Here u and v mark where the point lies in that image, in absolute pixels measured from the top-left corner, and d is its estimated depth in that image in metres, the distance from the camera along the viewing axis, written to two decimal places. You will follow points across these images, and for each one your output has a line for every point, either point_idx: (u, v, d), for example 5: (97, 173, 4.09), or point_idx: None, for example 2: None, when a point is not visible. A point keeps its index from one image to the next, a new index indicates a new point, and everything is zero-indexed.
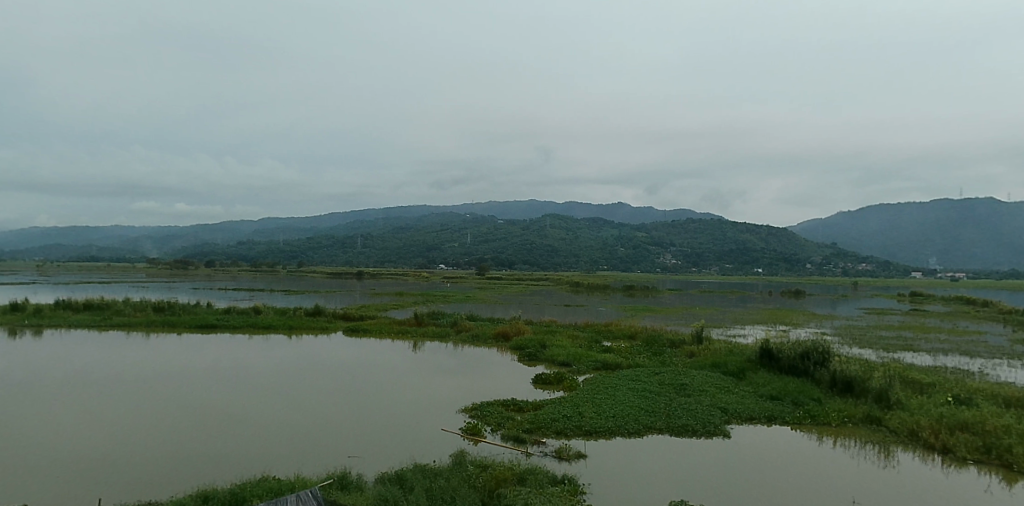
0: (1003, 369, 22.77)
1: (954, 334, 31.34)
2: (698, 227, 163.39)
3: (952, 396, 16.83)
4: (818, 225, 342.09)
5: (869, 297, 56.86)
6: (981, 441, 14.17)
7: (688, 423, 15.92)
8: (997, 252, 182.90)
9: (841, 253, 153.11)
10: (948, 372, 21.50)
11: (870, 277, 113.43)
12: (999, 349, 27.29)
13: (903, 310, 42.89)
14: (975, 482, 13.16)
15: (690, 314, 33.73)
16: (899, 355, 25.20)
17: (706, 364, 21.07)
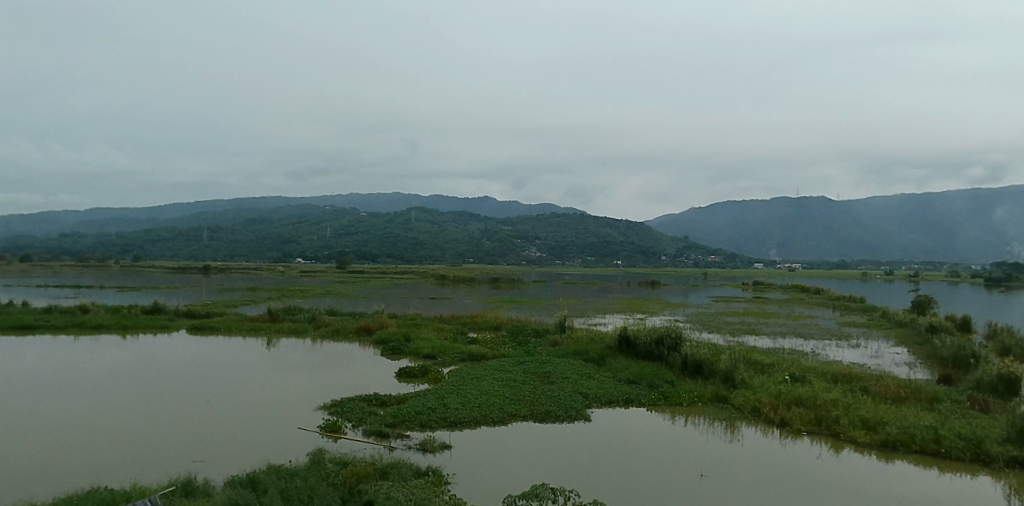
0: (831, 349, 25.60)
1: (790, 319, 34.67)
2: (566, 221, 169.35)
3: (789, 374, 18.59)
4: (674, 219, 365.85)
5: (716, 286, 61.71)
6: (812, 414, 15.44)
7: (551, 409, 16.49)
8: (824, 246, 204.65)
9: (694, 245, 164.95)
10: (786, 353, 23.87)
11: (717, 268, 123.37)
12: (827, 331, 30.56)
13: (747, 298, 46.95)
14: (806, 451, 14.27)
15: (553, 305, 34.86)
16: (743, 339, 27.63)
17: (570, 352, 21.93)
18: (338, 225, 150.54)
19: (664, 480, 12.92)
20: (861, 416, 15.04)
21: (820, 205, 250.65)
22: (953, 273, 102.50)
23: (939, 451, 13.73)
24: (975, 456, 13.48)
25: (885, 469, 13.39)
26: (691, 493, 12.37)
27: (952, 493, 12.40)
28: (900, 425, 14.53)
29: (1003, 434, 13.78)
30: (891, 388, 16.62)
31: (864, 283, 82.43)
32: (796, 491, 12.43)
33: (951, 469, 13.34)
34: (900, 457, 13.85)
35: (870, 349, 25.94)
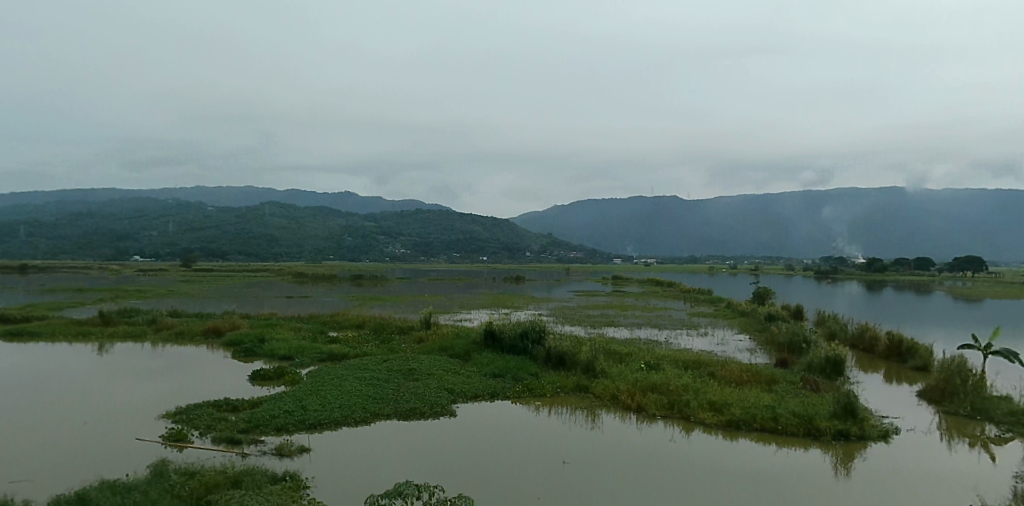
0: (682, 337, 27.63)
1: (646, 311, 36.87)
2: (432, 217, 169.02)
3: (644, 363, 19.76)
4: (538, 216, 376.18)
5: (577, 281, 64.47)
6: (666, 399, 15.72)
7: (416, 406, 16.39)
8: (676, 243, 219.36)
9: (557, 242, 170.86)
10: (643, 342, 25.42)
11: (578, 263, 128.78)
12: (677, 321, 32.88)
13: (606, 291, 49.45)
14: (661, 433, 14.22)
15: (417, 301, 34.72)
16: (603, 330, 29.09)
17: (434, 349, 21.93)
18: (184, 220, 140.01)
19: (521, 469, 12.28)
20: (708, 399, 15.39)
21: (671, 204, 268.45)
22: (782, 267, 114.10)
23: (776, 428, 13.84)
24: (807, 431, 13.62)
25: (730, 446, 13.36)
26: (544, 479, 11.76)
27: (787, 462, 12.24)
28: (744, 406, 14.82)
29: (830, 410, 14.13)
30: (734, 373, 17.77)
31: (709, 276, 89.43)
32: (643, 469, 11.99)
33: (786, 444, 13.37)
34: (743, 435, 13.91)
35: (716, 336, 28.28)
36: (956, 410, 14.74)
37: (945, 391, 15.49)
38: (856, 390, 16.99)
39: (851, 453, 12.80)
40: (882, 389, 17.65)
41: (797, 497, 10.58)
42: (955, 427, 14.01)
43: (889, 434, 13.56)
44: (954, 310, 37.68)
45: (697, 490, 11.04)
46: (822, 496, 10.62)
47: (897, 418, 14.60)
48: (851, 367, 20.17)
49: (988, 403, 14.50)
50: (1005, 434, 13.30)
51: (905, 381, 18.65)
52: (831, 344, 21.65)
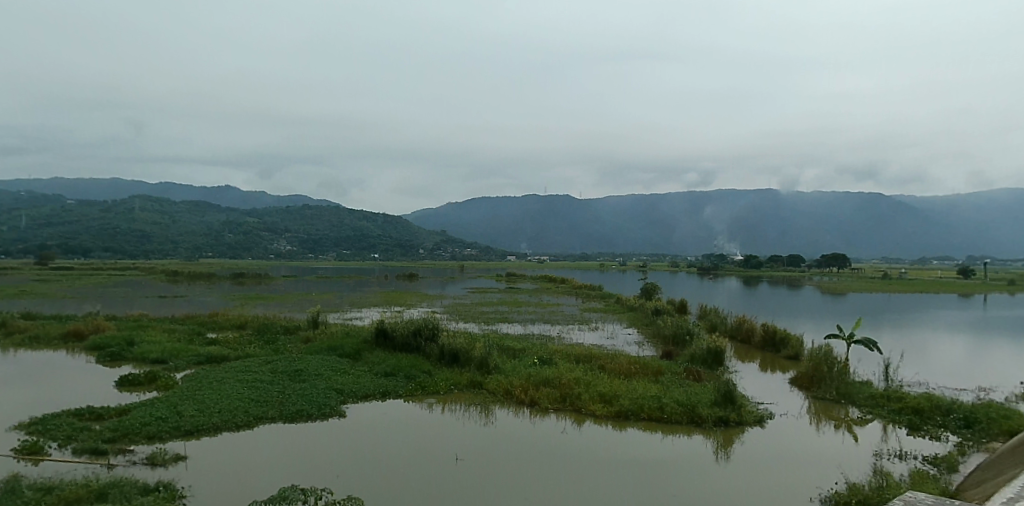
0: (574, 332, 28.27)
1: (538, 307, 37.43)
2: (321, 213, 163.51)
3: (538, 358, 20.00)
4: (432, 213, 373.45)
5: (471, 278, 64.52)
6: (559, 392, 16.01)
7: (303, 408, 15.68)
8: (567, 240, 224.96)
9: (450, 239, 170.38)
10: (536, 338, 25.80)
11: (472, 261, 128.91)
12: (570, 317, 33.60)
13: (500, 289, 49.69)
14: (554, 426, 14.44)
15: (305, 300, 33.37)
16: (497, 327, 29.23)
17: (322, 348, 21.09)
18: (38, 214, 127.01)
19: (415, 467, 12.05)
20: (599, 391, 15.82)
21: (563, 203, 275.13)
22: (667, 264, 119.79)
23: (662, 417, 14.44)
24: (691, 419, 14.30)
25: (619, 435, 13.77)
26: (437, 476, 11.57)
27: (672, 449, 12.73)
28: (633, 397, 15.34)
29: (712, 398, 14.96)
30: (623, 365, 18.36)
31: (600, 273, 92.30)
32: (536, 461, 12.07)
33: (671, 432, 13.94)
34: (631, 424, 14.40)
35: (606, 330, 29.17)
36: (824, 396, 16.02)
37: (814, 378, 16.79)
38: (734, 378, 18.06)
39: (730, 438, 13.51)
40: (758, 377, 18.88)
41: (682, 481, 11.02)
42: (821, 411, 15.17)
43: (764, 418, 14.53)
44: (818, 303, 40.98)
45: (589, 478, 11.24)
46: (706, 479, 11.09)
47: (771, 403, 15.67)
48: (731, 357, 21.43)
49: (849, 387, 15.85)
50: (865, 415, 14.55)
51: (779, 370, 20.03)
52: (712, 336, 22.94)
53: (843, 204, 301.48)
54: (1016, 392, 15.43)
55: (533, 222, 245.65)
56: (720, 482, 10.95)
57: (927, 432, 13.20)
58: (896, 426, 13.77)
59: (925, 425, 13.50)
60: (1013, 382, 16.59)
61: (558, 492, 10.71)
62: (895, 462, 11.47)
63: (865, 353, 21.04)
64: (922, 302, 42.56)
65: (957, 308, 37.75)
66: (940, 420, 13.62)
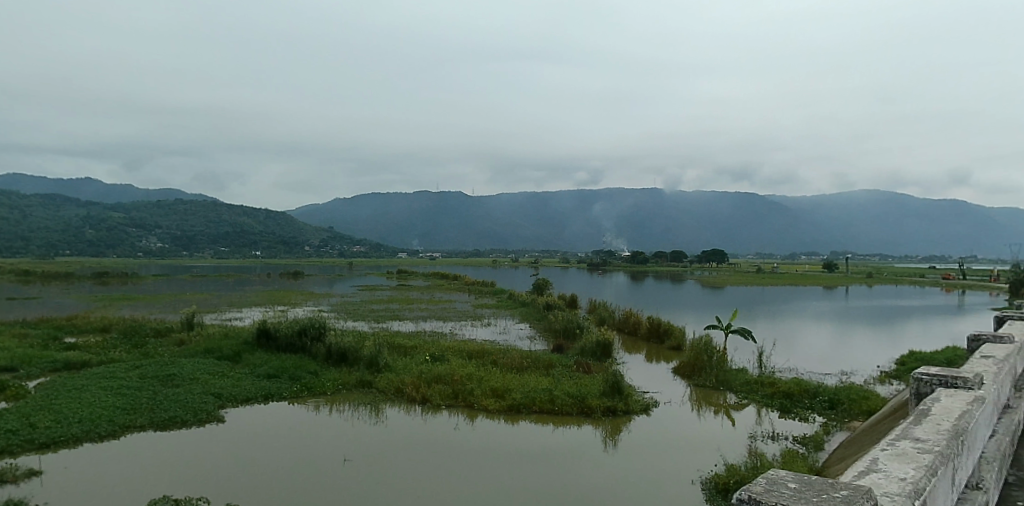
0: (466, 328, 28.29)
1: (430, 304, 37.14)
2: (196, 208, 153.69)
3: (429, 355, 19.80)
4: (318, 208, 361.04)
5: (359, 275, 62.95)
6: (451, 389, 15.94)
7: (177, 415, 14.63)
8: (459, 237, 225.13)
9: (338, 236, 165.71)
10: (428, 335, 25.58)
11: (360, 258, 125.99)
12: (462, 313, 33.61)
13: (390, 286, 48.87)
14: (446, 422, 14.36)
15: (178, 300, 31.22)
16: (388, 324, 28.70)
17: (198, 351, 19.77)
18: None
19: (301, 472, 11.48)
20: (491, 386, 15.91)
21: (455, 200, 274.90)
22: (557, 260, 122.77)
23: (553, 409, 14.76)
24: (581, 410, 14.70)
25: (512, 428, 13.92)
26: (325, 480, 11.09)
27: (564, 440, 13.03)
28: (525, 390, 15.56)
29: (601, 389, 15.47)
30: (515, 360, 18.58)
31: (491, 270, 93.12)
32: (429, 460, 11.87)
33: (563, 423, 14.26)
34: (524, 418, 14.59)
35: (498, 326, 29.44)
36: (704, 383, 17.00)
37: (695, 366, 17.80)
38: (622, 369, 18.74)
39: (618, 427, 14.01)
40: (644, 367, 19.75)
41: (573, 470, 11.28)
42: (702, 398, 16.05)
43: (650, 406, 15.21)
44: (697, 296, 43.50)
45: (482, 473, 11.20)
46: (596, 467, 11.45)
47: (656, 392, 16.43)
48: (618, 350, 22.25)
49: (727, 374, 16.91)
50: (741, 400, 15.59)
51: (662, 360, 21.05)
52: (601, 329, 23.74)
53: (718, 204, 322.12)
54: (872, 375, 17.06)
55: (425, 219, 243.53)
56: (610, 469, 11.32)
57: (797, 415, 14.29)
58: (769, 410, 14.84)
59: (795, 408, 14.62)
60: (870, 365, 18.35)
61: (451, 489, 10.56)
62: (768, 444, 12.34)
63: (741, 342, 22.53)
64: (788, 294, 46.25)
65: (818, 299, 41.43)
66: (807, 402, 14.81)
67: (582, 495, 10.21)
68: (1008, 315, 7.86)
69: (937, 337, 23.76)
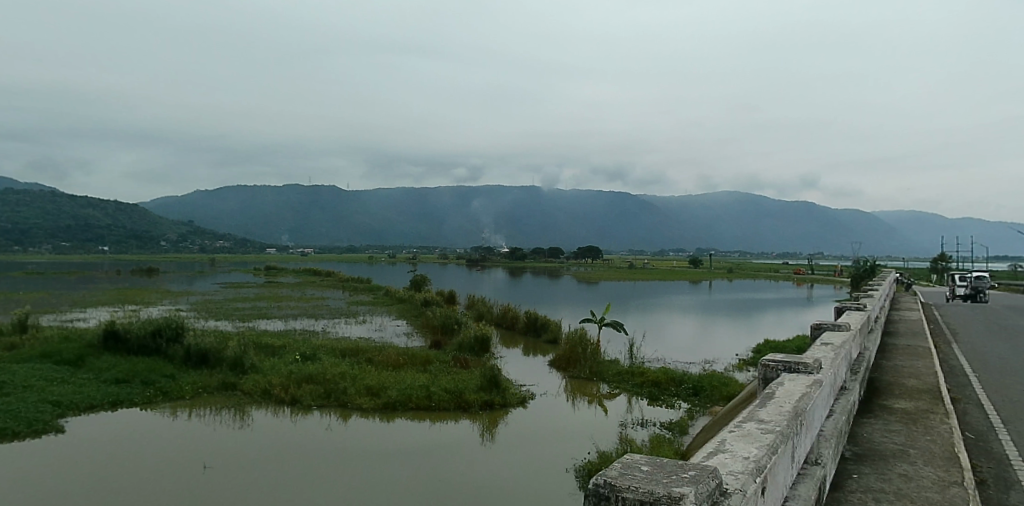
0: (340, 326, 27.42)
1: (301, 302, 35.65)
2: (31, 198, 137.97)
3: (300, 354, 18.96)
4: (179, 199, 336.07)
5: (223, 272, 59.15)
6: (322, 388, 15.36)
7: (7, 426, 12.99)
8: (336, 233, 218.48)
9: (198, 230, 155.21)
10: (298, 333, 24.57)
11: (224, 254, 118.52)
12: (335, 310, 32.59)
13: (258, 283, 46.39)
14: (318, 423, 13.84)
15: (7, 301, 27.78)
16: (254, 323, 27.22)
17: (33, 356, 17.69)
18: None
19: (153, 480, 10.66)
20: (366, 384, 15.51)
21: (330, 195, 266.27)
22: (435, 256, 122.02)
23: (430, 405, 14.65)
24: (458, 405, 14.71)
25: (387, 427, 13.62)
26: (180, 487, 10.34)
27: (440, 436, 13.00)
28: (400, 387, 15.33)
29: (478, 384, 15.59)
30: (391, 357, 18.29)
31: (368, 266, 91.10)
32: (299, 464, 11.34)
33: (439, 418, 14.20)
34: (399, 415, 14.34)
35: (375, 323, 28.79)
36: (579, 374, 17.61)
37: (570, 359, 18.39)
38: (499, 364, 18.95)
39: (495, 420, 14.17)
40: (521, 361, 20.14)
41: (448, 464, 11.31)
42: (576, 389, 16.59)
43: (526, 399, 15.49)
44: (573, 291, 44.96)
45: (354, 472, 10.96)
46: (471, 461, 11.50)
47: (533, 385, 16.79)
48: (496, 344, 22.51)
49: (600, 366, 17.63)
50: (613, 390, 16.30)
51: (540, 353, 21.55)
52: (479, 324, 23.94)
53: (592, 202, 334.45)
54: (731, 363, 18.44)
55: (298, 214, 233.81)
56: (485, 462, 11.42)
57: (664, 401, 15.13)
58: (639, 398, 15.61)
59: (662, 396, 15.48)
60: (729, 354, 19.83)
61: (320, 489, 10.24)
62: (639, 430, 12.96)
63: (614, 334, 23.58)
64: (657, 288, 48.90)
65: (684, 293, 44.10)
66: (673, 390, 15.74)
67: (460, 488, 10.21)
68: (847, 305, 8.77)
69: (786, 327, 26.08)
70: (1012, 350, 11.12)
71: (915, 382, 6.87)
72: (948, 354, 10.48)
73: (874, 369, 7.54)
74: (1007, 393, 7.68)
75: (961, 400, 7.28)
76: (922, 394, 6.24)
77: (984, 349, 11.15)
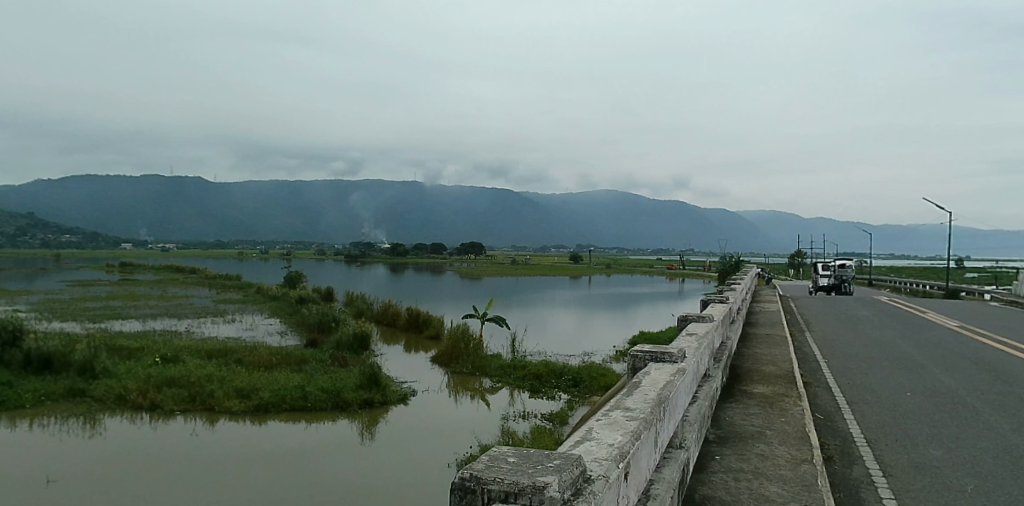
0: (206, 326, 25.91)
1: (162, 301, 33.24)
2: None
3: (160, 356, 17.67)
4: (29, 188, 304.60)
5: (70, 269, 54.04)
6: (186, 392, 14.51)
7: None
8: (210, 227, 206.25)
9: (42, 225, 141.03)
10: (159, 334, 22.96)
11: (74, 250, 108.03)
12: (201, 309, 30.74)
13: (112, 281, 42.82)
14: (181, 429, 12.97)
15: None
16: (108, 324, 25.13)
17: None
18: None
19: None
20: (235, 386, 14.81)
21: (205, 190, 251.16)
22: (315, 252, 117.55)
23: (306, 406, 14.20)
24: (335, 404, 14.36)
25: (258, 430, 13.02)
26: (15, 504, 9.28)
27: (315, 437, 12.58)
28: (274, 388, 14.73)
29: (357, 382, 15.28)
30: (263, 357, 17.52)
31: (239, 262, 86.23)
32: (160, 474, 10.54)
33: (316, 419, 13.77)
34: (272, 417, 13.75)
35: (245, 322, 27.41)
36: (462, 369, 17.72)
37: (452, 355, 18.49)
38: (379, 361, 18.64)
39: (376, 418, 13.93)
40: (402, 358, 19.93)
41: (324, 467, 10.94)
42: (459, 384, 16.66)
43: (407, 396, 15.37)
44: (455, 287, 45.07)
45: (221, 478, 10.37)
46: (348, 461, 11.22)
47: (415, 381, 16.67)
48: (377, 342, 22.16)
49: (483, 360, 17.82)
50: (495, 384, 16.49)
51: (421, 349, 21.46)
52: (359, 322, 23.47)
53: (483, 199, 335.78)
54: (609, 354, 19.23)
55: (167, 208, 218.56)
56: (362, 462, 11.20)
57: (545, 393, 15.50)
58: (521, 390, 15.91)
59: (543, 388, 15.84)
60: (607, 346, 20.67)
61: (181, 497, 9.57)
62: (519, 422, 13.15)
63: (496, 329, 23.89)
64: (538, 283, 50.05)
65: (565, 289, 45.37)
66: (554, 382, 16.17)
67: (333, 489, 9.93)
68: (711, 298, 9.35)
69: (660, 319, 27.51)
70: (855, 337, 12.34)
71: (773, 368, 7.45)
72: (803, 342, 11.46)
73: (736, 357, 8.12)
74: (848, 376, 8.54)
75: (811, 384, 7.99)
76: (779, 379, 6.78)
77: (831, 337, 12.30)
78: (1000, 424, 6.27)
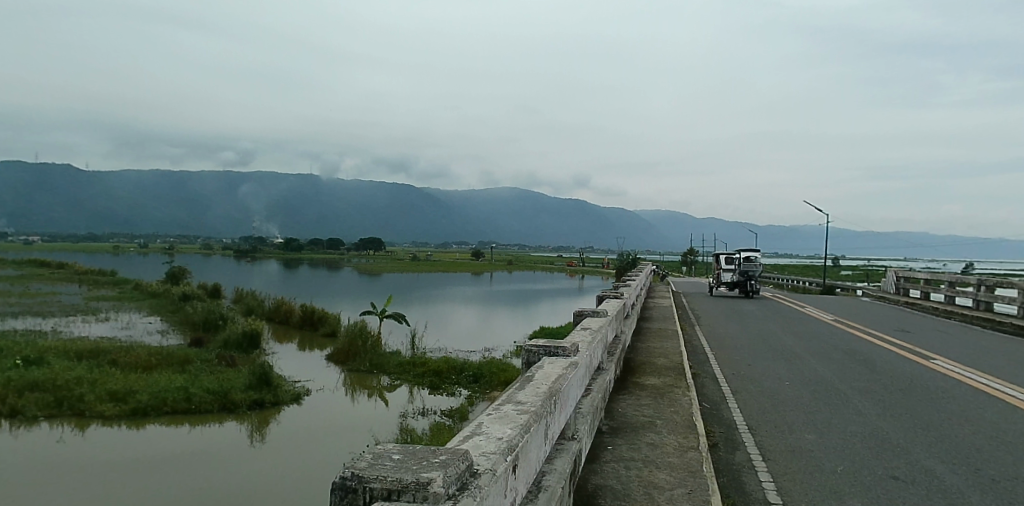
0: (75, 325, 24.02)
1: (23, 299, 30.46)
2: None
3: (21, 358, 16.18)
4: None
5: None
6: (52, 397, 13.42)
7: None
8: (86, 219, 191.20)
9: None
10: (21, 334, 21.11)
11: None
12: (70, 307, 28.47)
13: None
14: (46, 436, 11.98)
15: None
16: None
17: None
18: None
19: None
20: (109, 390, 13.85)
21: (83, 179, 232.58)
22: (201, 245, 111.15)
23: (190, 408, 13.49)
24: (223, 405, 13.75)
25: (134, 435, 12.22)
26: None
27: (200, 441, 11.99)
28: (154, 391, 13.90)
29: (247, 383, 14.70)
30: (142, 358, 16.47)
31: (115, 257, 80.20)
32: (19, 486, 9.68)
33: (200, 422, 13.12)
34: (151, 421, 12.96)
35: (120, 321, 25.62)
36: (359, 368, 17.41)
37: (349, 352, 18.13)
38: (272, 361, 17.98)
39: (267, 420, 13.43)
40: (296, 357, 19.33)
41: (209, 472, 10.43)
42: (357, 382, 16.37)
43: (301, 395, 14.92)
44: (352, 283, 44.21)
45: (93, 489, 9.66)
46: (234, 465, 10.77)
47: (309, 381, 16.21)
48: (269, 340, 21.36)
49: (382, 358, 17.62)
50: (394, 381, 16.32)
51: (316, 347, 20.90)
52: (249, 319, 22.57)
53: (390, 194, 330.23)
54: (509, 350, 19.50)
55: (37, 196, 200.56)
56: (250, 466, 10.77)
57: (445, 390, 15.49)
58: (420, 387, 15.82)
59: (443, 384, 15.83)
60: (507, 341, 20.98)
61: None
62: (418, 419, 13.09)
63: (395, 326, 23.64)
64: (439, 280, 49.89)
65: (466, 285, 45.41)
66: (454, 378, 16.20)
67: (218, 496, 9.48)
68: (606, 294, 9.64)
69: (558, 315, 28.11)
70: (740, 330, 13.11)
71: (664, 359, 7.80)
72: (692, 336, 12.02)
73: (630, 350, 8.43)
74: (733, 367, 9.04)
75: (699, 375, 8.40)
76: (670, 371, 7.10)
77: (719, 331, 12.99)
78: (866, 409, 6.84)
